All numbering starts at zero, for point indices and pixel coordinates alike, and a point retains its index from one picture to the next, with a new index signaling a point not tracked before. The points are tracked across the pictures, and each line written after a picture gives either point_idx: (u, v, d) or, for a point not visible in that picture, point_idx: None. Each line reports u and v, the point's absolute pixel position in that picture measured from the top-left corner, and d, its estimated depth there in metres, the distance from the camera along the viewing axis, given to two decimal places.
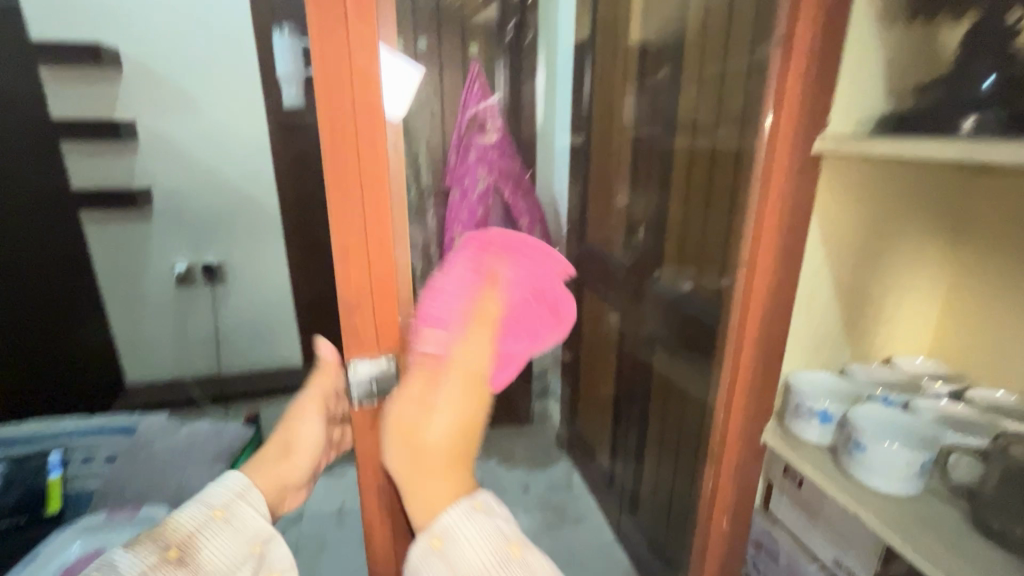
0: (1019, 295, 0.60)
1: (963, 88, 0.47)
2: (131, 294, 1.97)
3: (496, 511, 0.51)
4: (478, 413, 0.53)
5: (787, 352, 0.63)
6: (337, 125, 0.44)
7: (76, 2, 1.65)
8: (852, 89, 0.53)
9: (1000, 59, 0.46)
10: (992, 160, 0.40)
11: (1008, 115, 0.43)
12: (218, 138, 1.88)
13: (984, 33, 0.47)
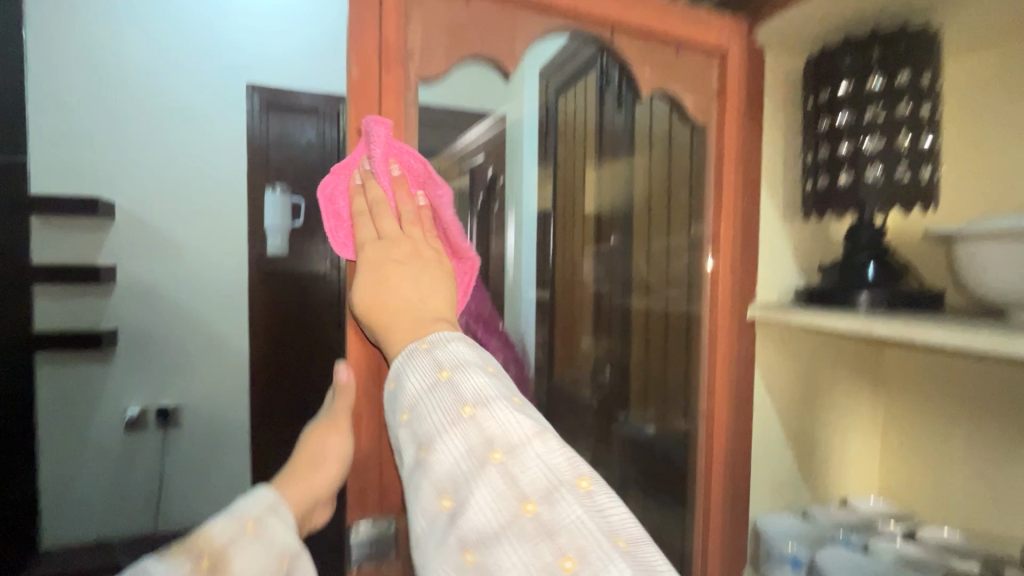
0: (937, 442, 0.69)
1: (853, 274, 0.59)
2: (71, 441, 1.84)
3: (435, 344, 0.46)
4: (421, 278, 0.50)
5: (750, 495, 0.69)
6: None
7: (83, 163, 1.81)
8: (771, 270, 0.66)
9: (877, 251, 0.59)
10: (893, 334, 0.51)
11: (890, 297, 0.56)
12: (195, 281, 1.94)
13: (863, 231, 0.60)
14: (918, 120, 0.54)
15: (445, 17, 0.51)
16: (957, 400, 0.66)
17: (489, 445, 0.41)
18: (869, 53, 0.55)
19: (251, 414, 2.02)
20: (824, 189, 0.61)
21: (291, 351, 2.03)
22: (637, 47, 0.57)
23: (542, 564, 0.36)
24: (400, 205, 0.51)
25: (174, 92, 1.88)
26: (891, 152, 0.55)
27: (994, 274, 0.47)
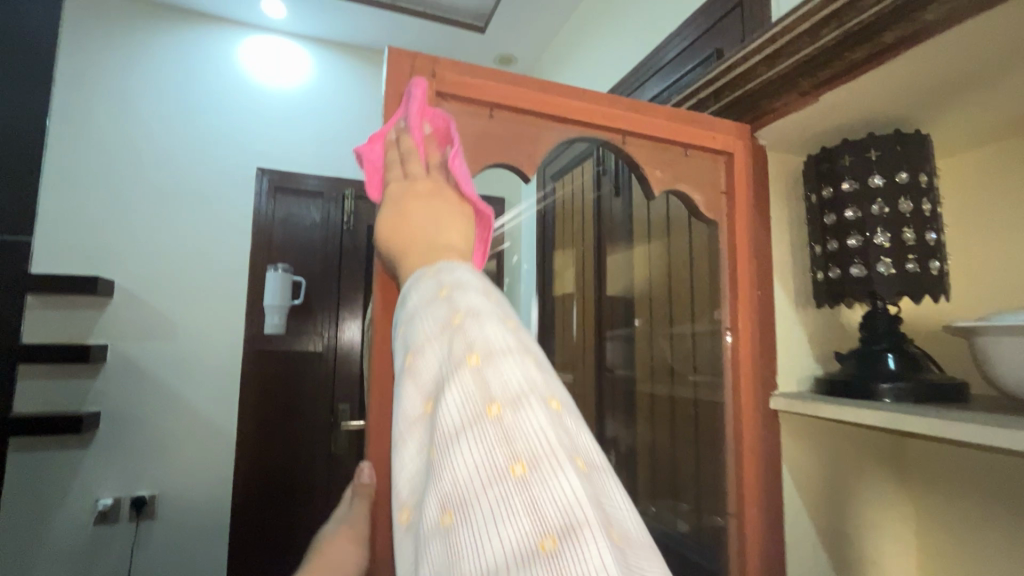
0: (981, 547, 0.64)
1: (874, 366, 0.59)
2: (35, 534, 1.71)
3: (444, 267, 0.42)
4: (443, 213, 0.47)
5: None
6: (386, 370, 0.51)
7: (87, 242, 1.83)
8: (789, 359, 0.66)
9: (894, 341, 0.60)
10: (925, 430, 0.49)
11: (915, 390, 0.55)
12: (188, 360, 1.91)
13: (878, 321, 0.61)
14: (924, 217, 0.56)
15: (471, 126, 0.54)
16: (996, 500, 0.62)
17: (469, 351, 0.35)
18: (866, 154, 0.58)
19: (233, 502, 1.90)
20: (838, 281, 0.62)
21: (279, 432, 1.94)
22: (647, 151, 0.61)
23: (490, 469, 0.31)
24: (429, 156, 0.51)
25: (186, 179, 1.95)
26: (899, 246, 0.56)
27: (1020, 367, 0.47)
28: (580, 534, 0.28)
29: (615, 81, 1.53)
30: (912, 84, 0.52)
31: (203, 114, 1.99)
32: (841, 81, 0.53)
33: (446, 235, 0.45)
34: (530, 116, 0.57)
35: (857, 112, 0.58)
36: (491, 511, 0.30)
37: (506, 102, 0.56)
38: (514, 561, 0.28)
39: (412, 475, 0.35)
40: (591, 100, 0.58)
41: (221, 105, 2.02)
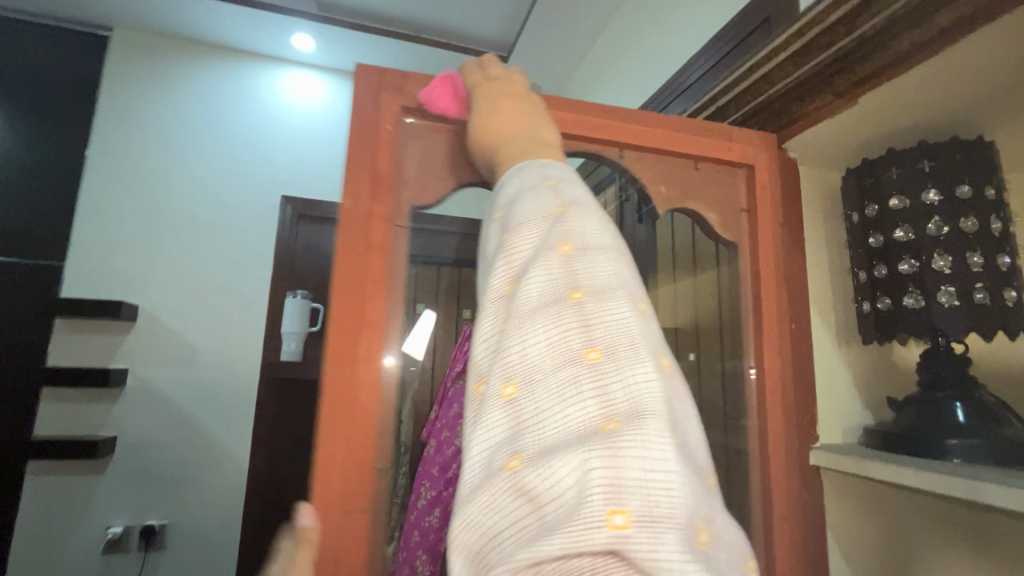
0: None
1: (939, 418, 0.49)
2: (44, 562, 1.68)
3: (542, 160, 0.41)
4: (532, 121, 0.46)
5: None
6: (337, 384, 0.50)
7: (116, 268, 1.87)
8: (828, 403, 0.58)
9: (964, 390, 0.49)
10: (998, 504, 0.39)
11: (994, 451, 0.45)
12: (206, 386, 1.90)
13: (942, 362, 0.51)
14: (994, 237, 0.47)
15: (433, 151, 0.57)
16: None
17: (562, 240, 0.34)
18: (920, 161, 0.50)
19: (243, 534, 1.85)
20: (888, 312, 0.52)
21: (293, 463, 1.90)
22: (653, 164, 0.54)
23: (566, 353, 0.30)
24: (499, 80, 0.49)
25: (214, 206, 2.00)
26: (966, 272, 0.47)
27: None
28: (648, 424, 0.28)
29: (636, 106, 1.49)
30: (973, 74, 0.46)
31: (234, 144, 2.05)
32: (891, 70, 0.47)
33: (540, 134, 0.44)
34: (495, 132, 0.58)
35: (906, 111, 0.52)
36: (561, 390, 0.29)
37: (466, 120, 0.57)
38: (575, 438, 0.28)
39: (473, 343, 0.34)
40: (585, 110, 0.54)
41: (251, 136, 2.08)
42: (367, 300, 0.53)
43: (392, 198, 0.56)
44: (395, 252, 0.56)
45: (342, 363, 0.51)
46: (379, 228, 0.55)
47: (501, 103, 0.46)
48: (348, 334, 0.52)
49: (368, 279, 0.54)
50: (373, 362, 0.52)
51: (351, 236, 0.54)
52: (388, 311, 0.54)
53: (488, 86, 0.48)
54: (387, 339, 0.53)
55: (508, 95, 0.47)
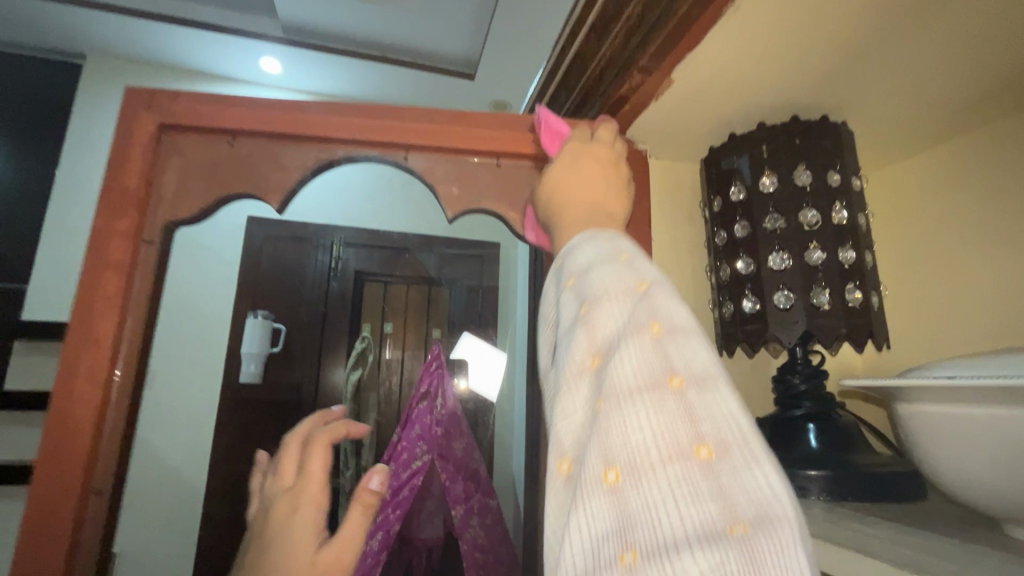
0: None
1: (796, 440, 0.52)
2: None
3: (615, 232, 0.40)
4: (615, 194, 0.46)
5: None
6: (74, 333, 0.50)
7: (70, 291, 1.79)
8: None
9: (820, 415, 0.52)
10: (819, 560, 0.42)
11: (841, 485, 0.47)
12: None
13: (794, 369, 0.56)
14: (836, 268, 0.55)
15: (202, 157, 0.57)
16: None
17: (651, 314, 0.33)
18: (764, 166, 0.59)
19: None
20: (732, 316, 0.60)
21: None
22: (468, 172, 0.59)
23: (673, 443, 0.28)
24: (598, 148, 0.50)
25: None
26: (801, 268, 0.55)
27: (925, 435, 0.43)
28: (776, 530, 0.26)
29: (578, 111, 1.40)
30: (800, 32, 0.50)
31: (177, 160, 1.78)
32: (705, 34, 0.50)
33: (611, 203, 0.45)
34: (277, 139, 0.57)
35: (762, 81, 0.56)
36: (671, 484, 0.27)
37: (252, 133, 0.57)
38: (697, 538, 0.26)
39: (560, 423, 0.33)
40: (351, 113, 0.58)
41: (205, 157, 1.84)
42: (95, 313, 0.51)
43: (140, 213, 0.53)
44: (144, 270, 0.54)
45: (56, 399, 0.48)
46: (122, 245, 0.52)
47: (581, 162, 0.48)
48: (67, 359, 0.49)
49: (99, 294, 0.51)
50: (96, 389, 0.49)
51: (88, 256, 0.52)
52: (124, 326, 0.52)
53: (581, 143, 0.50)
54: (119, 359, 0.51)
55: (595, 156, 0.49)
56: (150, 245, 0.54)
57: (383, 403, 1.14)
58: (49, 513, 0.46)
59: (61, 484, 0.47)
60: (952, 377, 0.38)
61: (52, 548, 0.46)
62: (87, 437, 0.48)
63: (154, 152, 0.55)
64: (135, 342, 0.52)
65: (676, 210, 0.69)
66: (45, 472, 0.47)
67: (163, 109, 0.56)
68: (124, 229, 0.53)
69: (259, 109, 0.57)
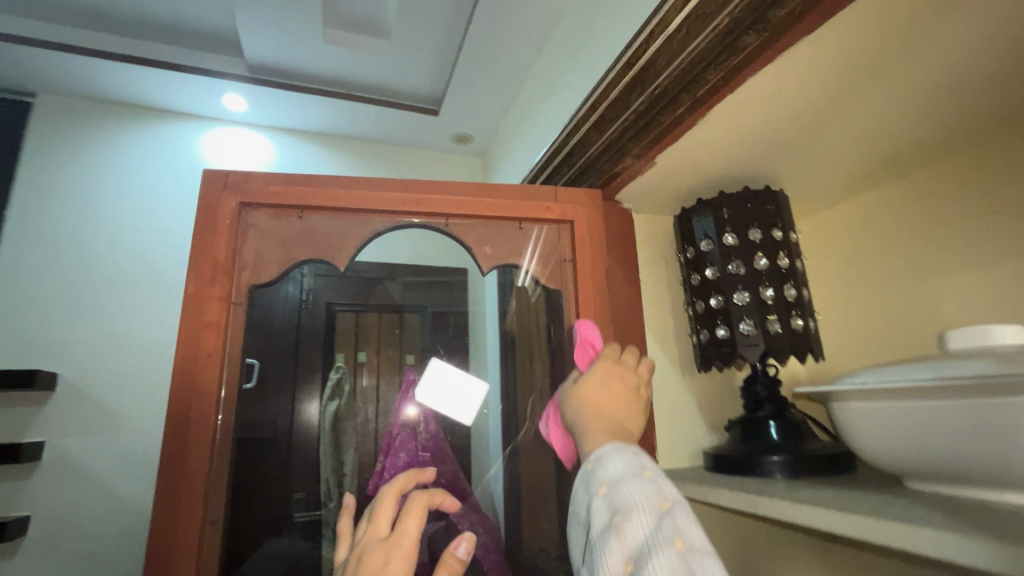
0: None
1: (760, 434, 0.64)
2: None
3: (638, 451, 0.53)
4: (628, 415, 0.59)
5: None
6: (188, 383, 0.63)
7: None
8: (671, 408, 0.76)
9: (778, 414, 0.65)
10: (774, 513, 0.52)
11: (795, 464, 0.59)
12: None
13: (757, 380, 0.68)
14: (787, 303, 0.68)
15: (276, 230, 0.71)
16: None
17: (673, 526, 0.43)
18: (725, 224, 0.73)
19: None
20: (706, 342, 0.74)
21: None
22: (486, 231, 0.76)
23: None
24: (614, 371, 0.63)
25: None
26: (758, 303, 0.68)
27: (870, 431, 0.51)
28: None
29: (520, 146, 1.48)
30: (758, 131, 0.64)
31: (150, 214, 1.55)
32: (686, 131, 0.64)
33: (625, 423, 0.58)
34: (344, 213, 0.73)
35: (727, 163, 0.71)
36: None
37: (318, 208, 0.72)
38: None
39: None
40: (398, 189, 0.74)
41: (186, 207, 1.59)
42: (201, 367, 0.64)
43: (230, 281, 0.67)
44: (234, 327, 0.67)
45: (178, 440, 0.62)
46: (216, 309, 0.66)
47: (607, 382, 0.62)
48: (183, 407, 0.63)
49: (204, 350, 0.65)
50: (207, 434, 0.63)
51: (190, 318, 0.65)
52: (222, 376, 0.65)
53: (603, 366, 0.64)
54: (221, 407, 0.64)
55: (613, 378, 0.62)
56: (238, 305, 0.68)
57: (363, 433, 1.11)
58: (176, 529, 0.59)
59: (190, 509, 0.60)
60: (874, 381, 0.47)
61: (183, 561, 0.59)
62: (206, 468, 0.62)
63: (235, 225, 0.70)
64: (231, 391, 0.66)
65: (653, 253, 0.83)
66: (171, 501, 0.60)
67: (244, 190, 0.71)
68: (218, 301, 0.66)
69: (323, 191, 0.72)
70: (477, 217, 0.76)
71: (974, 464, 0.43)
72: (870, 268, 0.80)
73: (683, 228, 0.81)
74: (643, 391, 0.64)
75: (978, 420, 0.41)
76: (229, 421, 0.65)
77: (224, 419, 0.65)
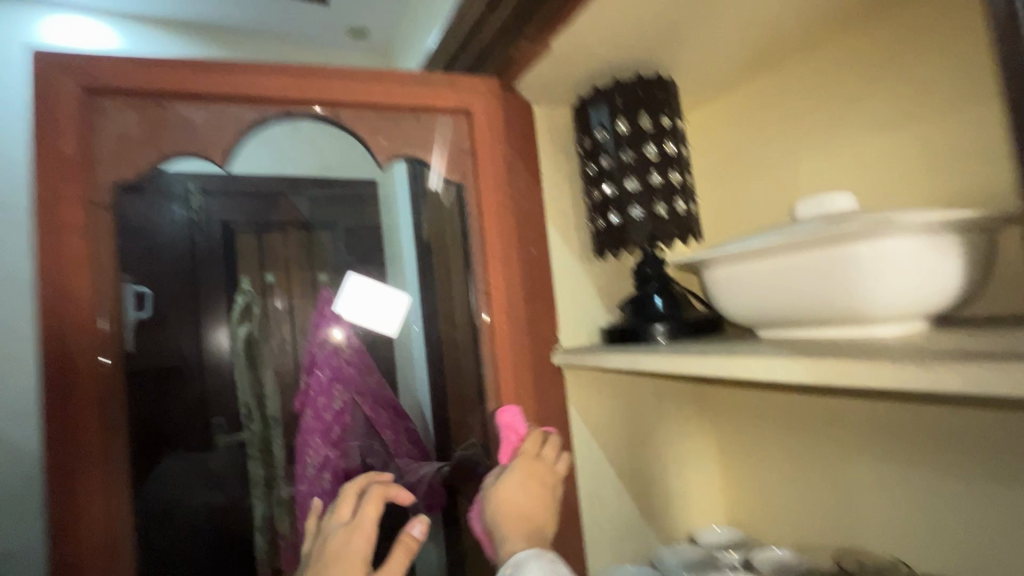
0: (750, 461, 0.86)
1: (648, 307, 0.71)
2: None
3: (553, 557, 0.58)
4: (543, 510, 0.65)
5: (588, 555, 0.82)
6: (57, 294, 0.60)
7: None
8: (570, 295, 0.83)
9: (663, 287, 0.72)
10: (650, 366, 0.59)
11: (678, 327, 0.68)
12: None
13: (647, 261, 0.75)
14: (672, 187, 0.74)
15: (136, 119, 0.65)
16: (759, 428, 0.84)
17: None
18: (618, 113, 0.75)
19: None
20: (603, 229, 0.78)
21: None
22: (379, 121, 0.75)
23: None
24: (534, 465, 0.69)
25: None
26: (647, 189, 0.73)
27: (726, 298, 0.52)
28: None
29: (416, 38, 1.37)
30: (645, 19, 0.65)
31: None
32: (576, 17, 0.63)
33: (538, 520, 0.64)
34: (203, 100, 0.67)
35: (618, 54, 0.71)
36: None
37: (182, 93, 0.65)
38: None
39: None
40: (275, 75, 0.69)
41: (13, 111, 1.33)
42: (67, 271, 0.60)
43: (86, 180, 0.61)
44: (96, 235, 0.62)
45: (56, 362, 0.59)
46: (75, 211, 0.61)
47: (528, 477, 0.67)
48: (53, 321, 0.59)
49: (67, 259, 0.60)
50: (89, 367, 0.61)
51: (43, 226, 0.59)
52: (96, 283, 0.62)
53: (526, 460, 0.69)
54: (104, 339, 0.63)
55: (534, 473, 0.68)
56: (100, 208, 0.63)
57: (280, 355, 1.00)
58: (78, 448, 0.59)
59: (80, 429, 0.60)
60: (740, 243, 0.47)
61: (88, 469, 0.60)
62: (94, 386, 0.61)
63: (81, 113, 0.62)
64: (109, 300, 0.63)
65: (551, 147, 0.84)
66: (59, 420, 0.59)
67: (86, 74, 0.62)
68: (73, 208, 0.61)
69: (183, 77, 0.65)
70: (369, 105, 0.73)
71: (819, 312, 0.44)
72: (740, 151, 0.86)
73: (581, 116, 0.81)
74: (558, 483, 0.70)
75: (826, 261, 0.41)
76: (110, 334, 0.63)
77: (105, 332, 0.63)
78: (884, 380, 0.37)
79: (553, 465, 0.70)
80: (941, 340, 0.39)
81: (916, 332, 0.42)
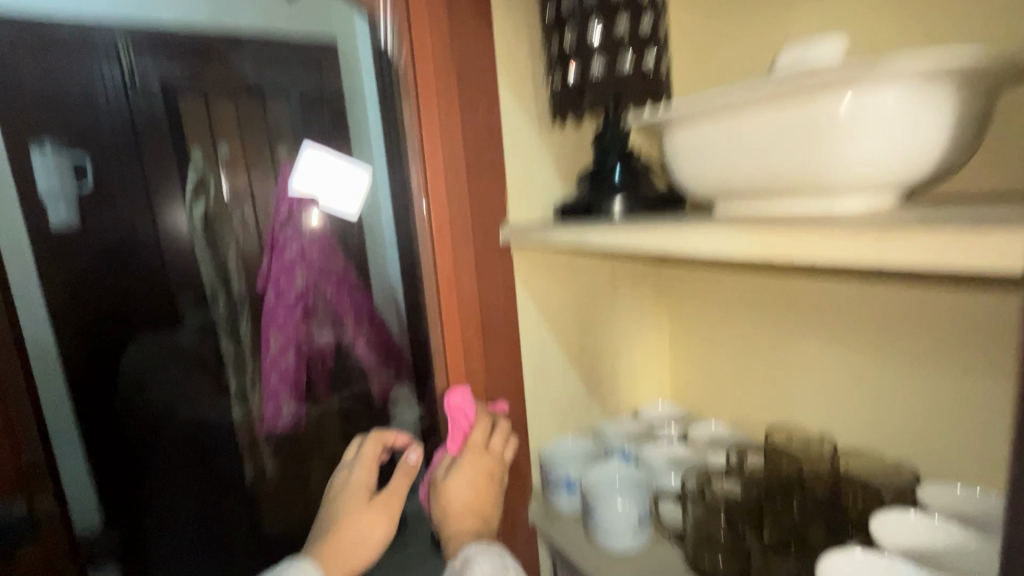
0: (699, 341, 0.88)
1: (605, 179, 0.66)
2: None
3: (502, 549, 0.66)
4: (489, 501, 0.74)
5: (533, 432, 0.84)
6: None
7: None
8: (524, 165, 0.76)
9: (625, 158, 0.66)
10: (595, 241, 0.56)
11: (635, 204, 0.64)
12: None
13: (608, 130, 0.68)
14: (639, 38, 0.70)
15: None
16: (713, 309, 0.84)
17: None
18: None
19: None
20: (561, 86, 0.70)
21: None
22: None
23: None
24: (481, 461, 0.74)
25: None
26: (611, 38, 0.68)
27: (685, 159, 0.46)
28: None
29: None
30: None
31: None
32: None
33: (483, 511, 0.73)
34: None
35: None
36: None
37: None
38: None
39: None
40: None
41: None
42: None
43: None
44: None
45: None
46: None
47: (474, 473, 0.73)
48: None
49: None
50: None
51: None
52: None
53: (474, 456, 0.74)
54: None
55: (481, 470, 0.74)
56: None
57: (244, 236, 0.93)
58: None
59: None
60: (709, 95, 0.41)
61: None
62: None
63: None
64: None
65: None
66: None
67: None
68: None
69: None
70: None
71: (787, 179, 0.39)
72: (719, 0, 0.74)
73: None
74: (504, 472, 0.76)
75: (807, 117, 0.36)
76: None
77: None
78: (839, 258, 0.35)
79: (499, 453, 0.76)
80: (909, 215, 0.35)
81: (886, 206, 0.38)
